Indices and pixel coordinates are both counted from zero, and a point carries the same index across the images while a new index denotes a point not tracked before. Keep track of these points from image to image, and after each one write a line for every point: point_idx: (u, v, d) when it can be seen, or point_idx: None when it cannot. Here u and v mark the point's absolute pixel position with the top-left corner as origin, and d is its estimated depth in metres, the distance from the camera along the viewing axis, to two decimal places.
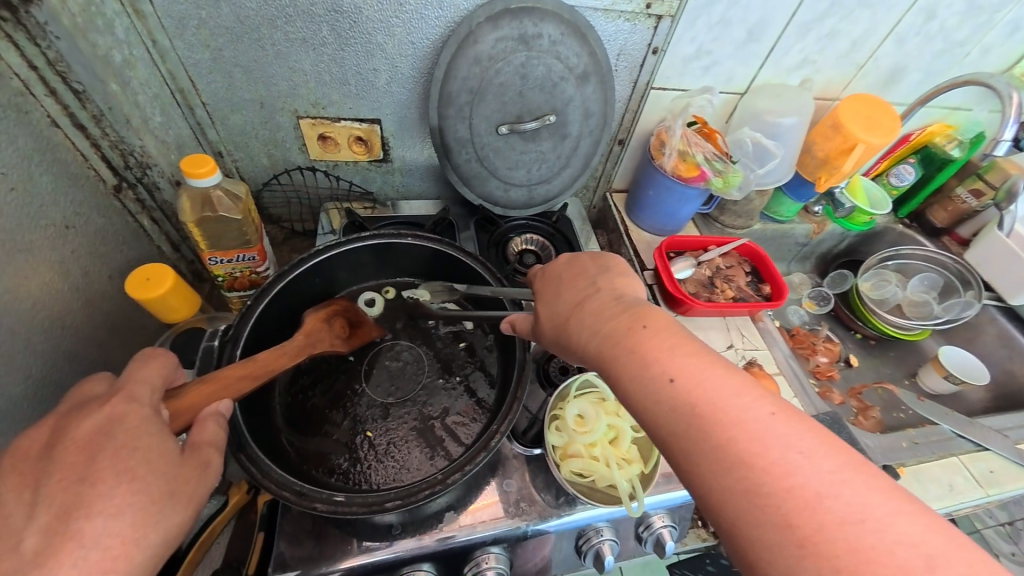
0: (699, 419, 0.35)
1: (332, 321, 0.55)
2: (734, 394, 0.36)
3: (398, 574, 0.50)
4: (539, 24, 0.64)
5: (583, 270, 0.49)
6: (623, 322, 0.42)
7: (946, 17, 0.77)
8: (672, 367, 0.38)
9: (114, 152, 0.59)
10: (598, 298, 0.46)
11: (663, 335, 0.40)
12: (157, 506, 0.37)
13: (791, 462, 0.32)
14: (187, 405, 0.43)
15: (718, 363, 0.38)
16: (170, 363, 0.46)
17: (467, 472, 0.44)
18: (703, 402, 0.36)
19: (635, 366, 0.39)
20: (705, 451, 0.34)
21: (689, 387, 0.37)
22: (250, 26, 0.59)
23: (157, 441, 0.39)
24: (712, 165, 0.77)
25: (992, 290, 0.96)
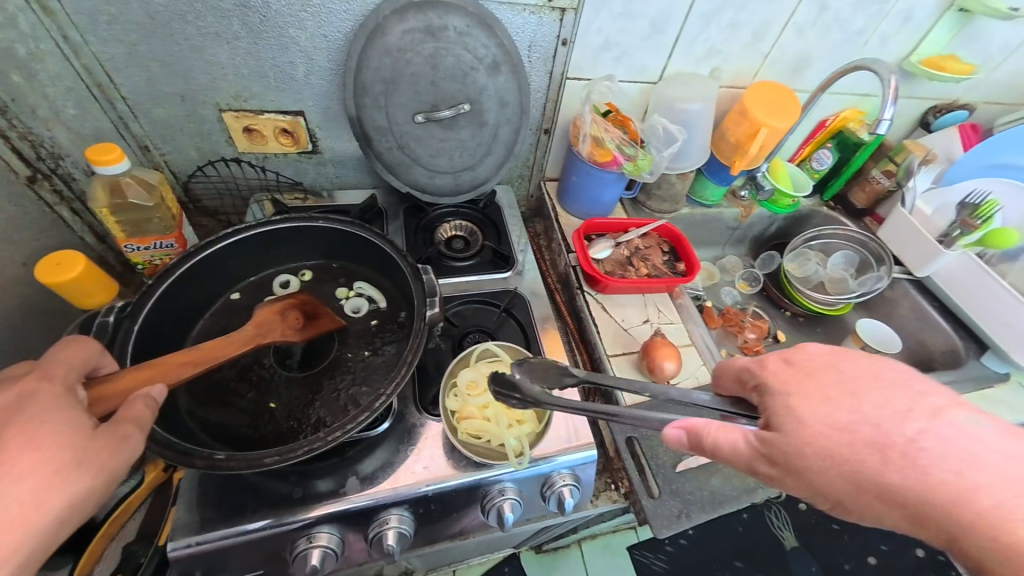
0: (953, 500, 0.35)
1: (286, 314, 0.58)
2: (989, 468, 0.36)
3: (300, 538, 0.52)
4: (443, 17, 0.67)
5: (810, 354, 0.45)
6: (794, 393, 0.42)
7: (840, 8, 0.83)
8: (896, 437, 0.38)
9: (24, 143, 0.62)
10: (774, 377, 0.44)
11: (856, 411, 0.40)
12: (62, 474, 0.36)
13: None
14: (115, 390, 0.43)
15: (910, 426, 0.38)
16: (94, 349, 0.44)
17: (348, 432, 0.46)
18: (952, 475, 0.36)
19: (891, 457, 0.37)
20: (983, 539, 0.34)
21: (951, 464, 0.36)
22: (161, 21, 0.61)
23: (68, 415, 0.38)
24: (623, 150, 0.81)
25: (903, 264, 1.01)
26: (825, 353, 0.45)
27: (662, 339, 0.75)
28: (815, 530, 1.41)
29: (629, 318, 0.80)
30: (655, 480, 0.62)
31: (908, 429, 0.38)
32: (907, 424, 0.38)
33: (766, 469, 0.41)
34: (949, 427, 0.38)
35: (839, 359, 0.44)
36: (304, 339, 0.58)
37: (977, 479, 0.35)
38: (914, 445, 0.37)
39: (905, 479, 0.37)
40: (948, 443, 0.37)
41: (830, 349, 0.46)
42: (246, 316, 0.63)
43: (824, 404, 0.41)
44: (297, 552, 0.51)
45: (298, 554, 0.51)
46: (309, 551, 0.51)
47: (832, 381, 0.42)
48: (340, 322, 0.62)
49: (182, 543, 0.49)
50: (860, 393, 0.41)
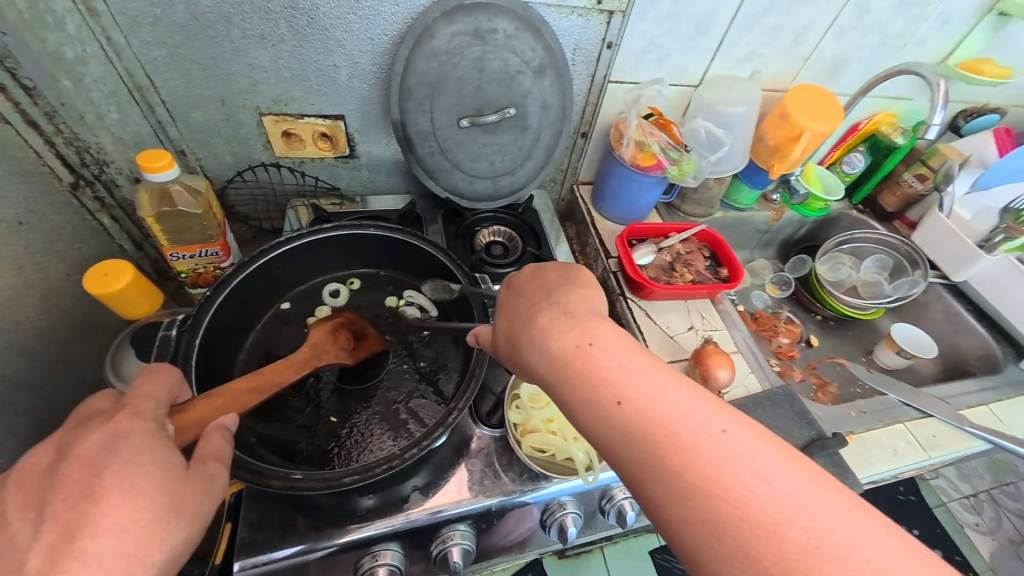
0: (653, 441, 0.34)
1: (338, 333, 0.56)
2: (623, 379, 0.37)
3: (364, 555, 0.51)
4: (492, 19, 0.66)
5: (546, 282, 0.47)
6: (579, 334, 0.39)
7: (882, 11, 0.82)
8: (623, 389, 0.36)
9: (70, 150, 0.60)
10: (552, 312, 0.42)
11: (637, 366, 0.37)
12: (161, 524, 0.34)
13: (682, 419, 0.34)
14: (194, 420, 0.42)
15: (676, 381, 0.37)
16: (172, 378, 0.43)
17: (424, 448, 0.45)
18: (651, 417, 0.35)
19: (609, 408, 0.36)
20: (660, 486, 0.33)
21: (664, 410, 0.35)
22: (206, 24, 0.59)
23: (162, 456, 0.37)
24: (667, 154, 0.81)
25: (939, 269, 1.01)
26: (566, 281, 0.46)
27: (712, 347, 0.73)
28: None
29: (673, 325, 0.79)
30: None
31: (618, 369, 0.37)
32: (654, 383, 0.36)
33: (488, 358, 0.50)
34: (614, 344, 0.39)
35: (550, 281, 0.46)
36: (356, 360, 0.56)
37: (682, 424, 0.34)
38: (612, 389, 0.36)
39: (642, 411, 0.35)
40: (660, 395, 0.35)
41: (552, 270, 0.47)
42: (294, 326, 0.61)
43: (576, 325, 0.40)
44: (362, 570, 0.50)
45: (364, 572, 0.50)
46: (375, 570, 0.50)
47: (537, 309, 0.43)
48: (384, 342, 0.59)
49: (249, 564, 0.47)
50: (609, 332, 0.40)
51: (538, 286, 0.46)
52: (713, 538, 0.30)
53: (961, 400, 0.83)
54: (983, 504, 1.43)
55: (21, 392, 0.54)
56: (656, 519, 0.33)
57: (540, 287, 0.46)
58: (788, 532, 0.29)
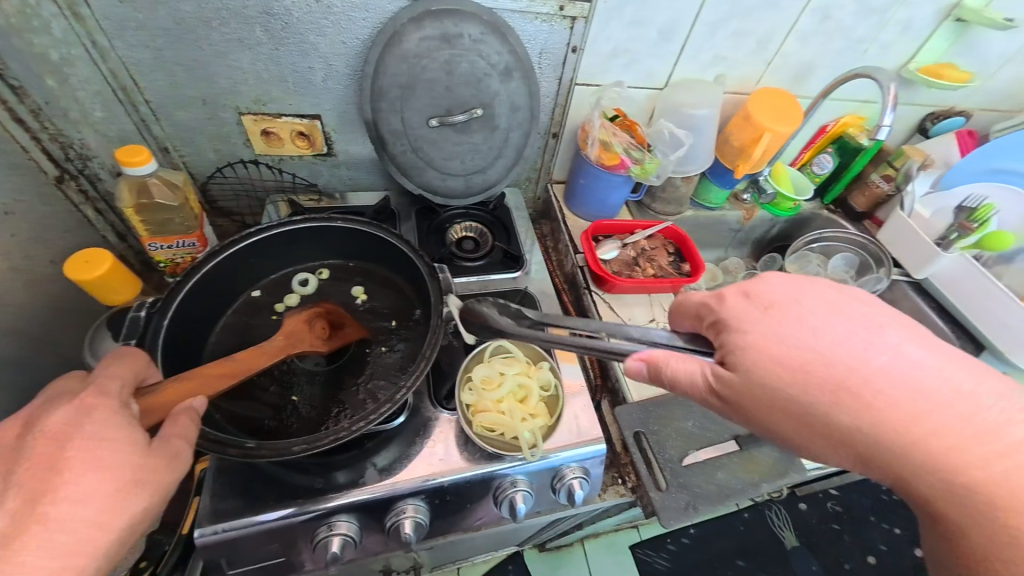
0: (935, 459, 0.40)
1: (313, 322, 0.60)
2: (913, 395, 0.40)
3: (319, 526, 0.54)
4: (459, 25, 0.70)
5: (775, 282, 0.47)
6: (853, 353, 0.42)
7: (842, 17, 0.85)
8: (919, 406, 0.40)
9: (54, 146, 0.65)
10: (794, 313, 0.45)
11: (892, 360, 0.41)
12: (123, 493, 0.38)
13: (971, 444, 0.39)
14: (162, 403, 0.45)
15: (947, 402, 0.40)
16: (141, 362, 0.46)
17: (370, 422, 0.48)
18: (915, 408, 0.40)
19: (841, 396, 0.41)
20: (914, 458, 0.40)
21: (926, 432, 0.40)
22: (187, 28, 0.63)
23: (128, 432, 0.40)
24: (631, 154, 0.84)
25: (903, 267, 1.04)
26: (787, 281, 0.47)
27: None
28: (818, 529, 1.43)
29: (636, 318, 0.82)
30: (663, 474, 0.64)
31: (861, 363, 0.41)
32: (933, 375, 0.41)
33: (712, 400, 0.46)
34: (896, 360, 0.41)
35: (799, 288, 0.47)
36: (330, 349, 0.60)
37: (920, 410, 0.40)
38: (863, 379, 0.41)
39: (895, 427, 0.40)
40: (924, 383, 0.40)
41: (787, 279, 0.48)
42: (267, 313, 0.65)
43: (829, 341, 0.43)
44: (318, 539, 0.53)
45: (319, 541, 0.53)
46: (330, 538, 0.53)
47: (787, 313, 0.45)
48: (364, 331, 0.63)
49: (209, 530, 0.51)
50: (839, 326, 0.43)
51: (782, 291, 0.47)
52: (979, 506, 0.39)
53: None
54: None
55: (6, 370, 0.58)
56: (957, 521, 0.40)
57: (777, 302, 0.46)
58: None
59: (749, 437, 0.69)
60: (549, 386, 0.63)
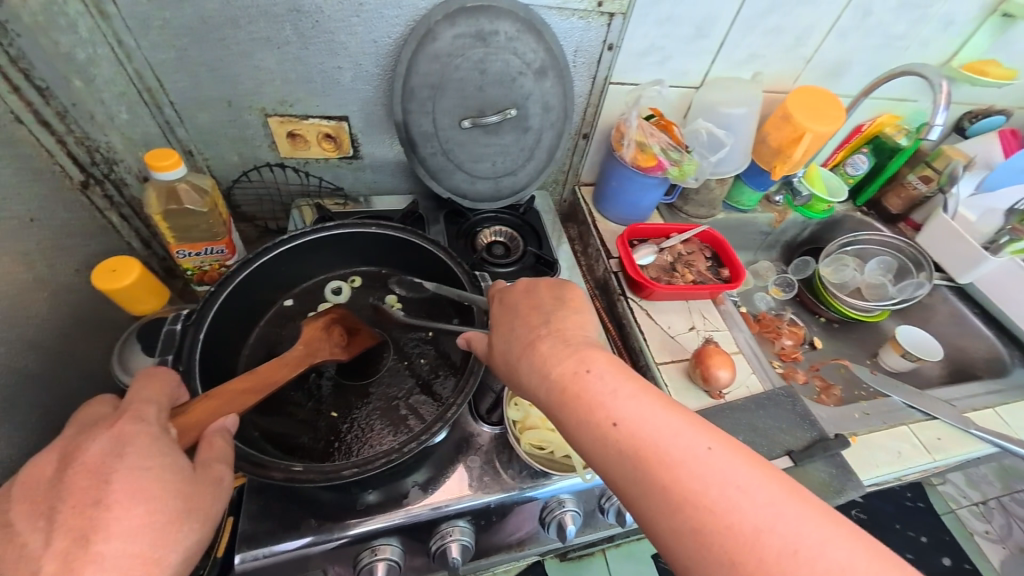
0: (636, 463, 0.37)
1: (331, 328, 0.56)
2: (607, 397, 0.40)
3: (363, 550, 0.51)
4: (493, 22, 0.67)
5: (538, 303, 0.49)
6: (569, 360, 0.42)
7: (883, 13, 0.82)
8: (615, 412, 0.39)
9: (80, 149, 0.61)
10: (550, 341, 0.45)
11: (648, 403, 0.39)
12: (176, 524, 0.36)
13: (658, 441, 0.37)
14: (193, 421, 0.42)
15: (661, 402, 0.39)
16: (171, 382, 0.43)
17: (424, 443, 0.45)
18: (639, 436, 0.37)
19: (592, 430, 0.39)
20: (642, 495, 0.37)
21: (648, 433, 0.37)
22: (214, 27, 0.61)
23: (170, 460, 0.38)
24: (668, 155, 0.81)
25: (944, 271, 1.01)
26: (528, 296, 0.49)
27: (714, 347, 0.73)
28: None
29: (674, 324, 0.79)
30: None
31: (569, 362, 0.42)
32: (653, 414, 0.38)
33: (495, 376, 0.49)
34: (596, 364, 0.42)
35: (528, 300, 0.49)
36: (351, 356, 0.57)
37: (658, 443, 0.37)
38: (574, 379, 0.41)
39: (577, 423, 0.40)
40: (658, 423, 0.38)
41: (537, 295, 0.49)
42: (298, 323, 0.62)
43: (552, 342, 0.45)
44: (361, 565, 0.51)
45: (363, 567, 0.50)
46: (375, 564, 0.50)
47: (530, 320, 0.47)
48: (378, 335, 0.60)
49: (249, 556, 0.48)
50: (613, 362, 0.42)
51: (520, 301, 0.49)
52: (675, 540, 0.35)
53: (965, 402, 0.82)
54: (993, 511, 1.41)
55: (30, 384, 0.56)
56: (658, 534, 0.36)
57: (535, 307, 0.49)
58: (710, 505, 0.34)
59: (801, 452, 0.65)
60: None
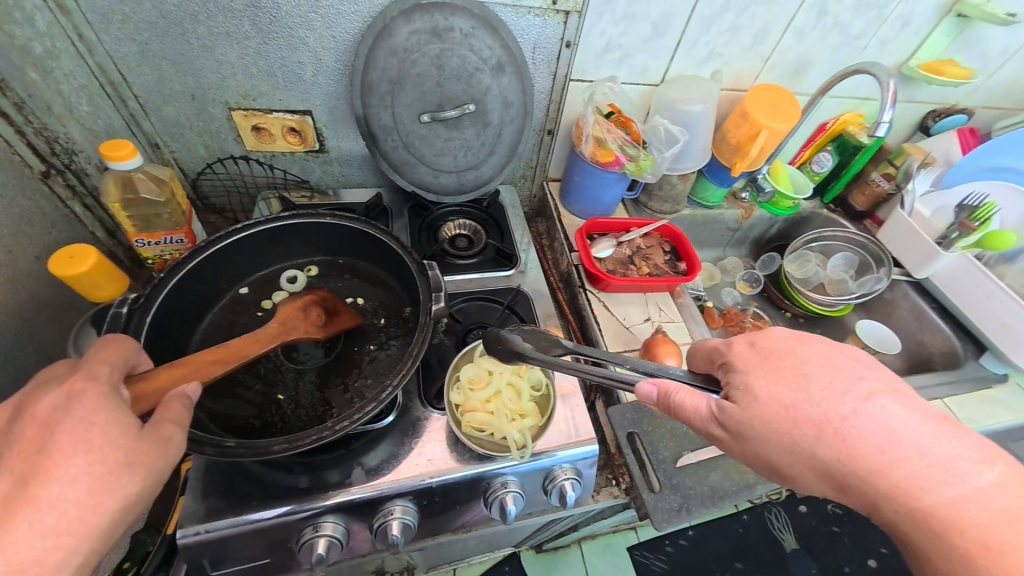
0: (943, 510, 0.40)
1: (307, 311, 0.59)
2: (864, 434, 0.42)
3: (305, 526, 0.53)
4: (449, 18, 0.69)
5: (780, 345, 0.49)
6: (804, 396, 0.45)
7: (838, 13, 0.84)
8: (866, 443, 0.42)
9: (40, 139, 0.63)
10: (800, 376, 0.46)
11: (882, 411, 0.43)
12: (118, 475, 0.38)
13: (925, 480, 0.41)
14: (152, 389, 0.44)
15: (955, 450, 0.42)
16: (130, 347, 0.45)
17: (356, 421, 0.47)
18: (862, 457, 0.42)
19: (826, 433, 0.43)
20: (900, 505, 0.41)
21: (909, 472, 0.41)
22: (173, 21, 0.62)
23: (117, 415, 0.40)
24: (625, 150, 0.83)
25: (903, 266, 1.02)
26: (790, 336, 0.50)
27: (663, 336, 0.74)
28: (815, 531, 1.42)
29: (630, 316, 0.80)
30: (656, 476, 0.63)
31: (837, 404, 0.44)
32: (911, 455, 0.41)
33: (717, 431, 0.48)
34: (877, 407, 0.43)
35: (800, 343, 0.49)
36: (327, 335, 0.59)
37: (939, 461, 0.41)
38: (836, 417, 0.43)
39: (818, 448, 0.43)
40: (916, 428, 0.42)
41: (792, 335, 0.50)
42: (252, 311, 0.64)
43: (775, 384, 0.46)
44: (303, 541, 0.52)
45: (305, 543, 0.52)
46: (315, 540, 0.52)
47: (787, 360, 0.47)
48: (358, 318, 0.63)
49: (191, 531, 0.50)
50: (833, 371, 0.46)
51: (786, 342, 0.49)
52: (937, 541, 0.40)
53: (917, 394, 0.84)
54: None
55: None
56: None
57: (762, 347, 0.49)
58: None
59: None
60: (541, 386, 0.62)
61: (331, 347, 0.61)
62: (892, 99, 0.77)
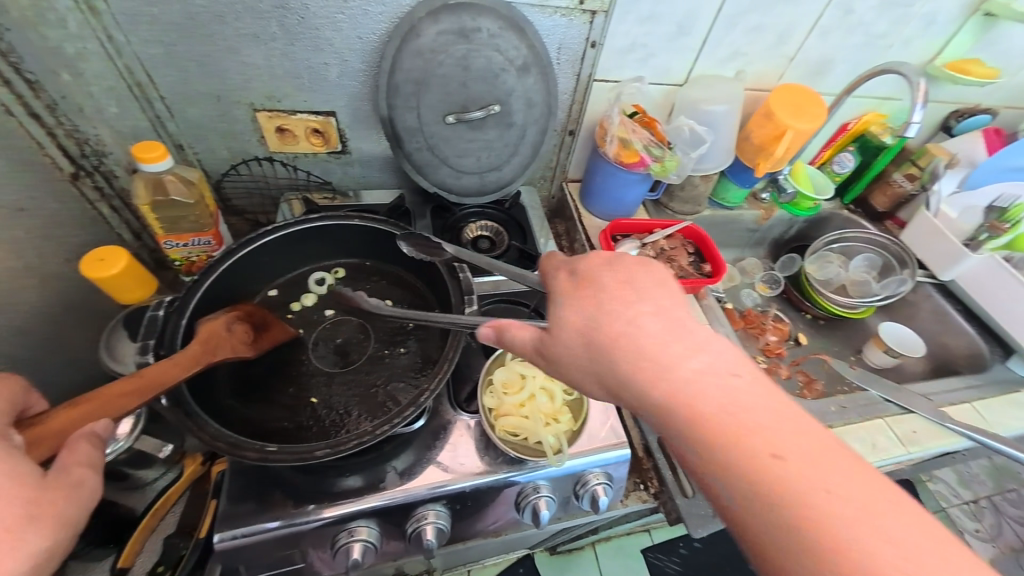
0: (749, 445, 0.34)
1: (235, 327, 0.53)
2: (673, 369, 0.38)
3: (340, 530, 0.52)
4: (476, 19, 0.68)
5: (602, 263, 0.45)
6: (628, 325, 0.41)
7: (864, 12, 0.83)
8: (690, 385, 0.37)
9: (70, 142, 0.64)
10: (612, 300, 0.42)
11: (669, 342, 0.39)
12: (18, 532, 0.34)
13: (729, 411, 0.36)
14: (52, 432, 0.40)
15: (751, 381, 0.37)
16: (16, 389, 0.41)
17: (395, 425, 0.47)
18: (675, 390, 0.37)
19: (642, 368, 0.39)
20: (709, 451, 0.35)
21: (727, 412, 0.36)
22: (200, 23, 0.62)
23: (14, 465, 0.36)
24: (650, 151, 0.82)
25: (927, 268, 1.02)
26: (593, 259, 0.46)
27: None
28: None
29: None
30: (688, 480, 0.63)
31: (638, 334, 0.40)
32: (723, 383, 0.37)
33: (539, 363, 0.46)
34: (678, 335, 0.40)
35: (609, 266, 0.45)
36: (258, 353, 0.55)
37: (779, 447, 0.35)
38: (643, 345, 0.39)
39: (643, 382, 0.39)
40: (700, 361, 0.38)
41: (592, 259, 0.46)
42: (282, 314, 0.63)
43: (591, 313, 0.42)
44: (338, 545, 0.52)
45: (340, 547, 0.52)
46: (351, 545, 0.52)
47: (597, 284, 0.44)
48: (291, 330, 0.60)
49: (228, 535, 0.50)
50: (635, 294, 0.42)
51: (589, 265, 0.46)
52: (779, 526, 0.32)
53: (945, 397, 0.83)
54: (981, 510, 1.41)
55: (17, 371, 0.57)
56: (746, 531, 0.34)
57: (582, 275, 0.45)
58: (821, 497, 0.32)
59: None
60: (573, 391, 0.62)
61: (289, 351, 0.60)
62: (923, 92, 0.76)
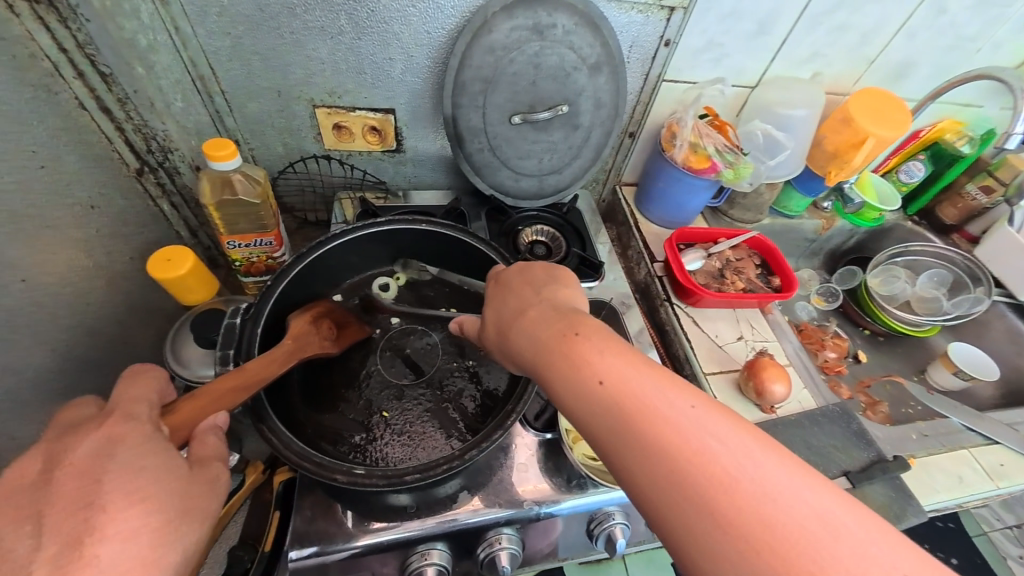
0: (651, 433, 0.34)
1: (319, 323, 0.54)
2: (585, 362, 0.38)
3: (411, 552, 0.50)
4: (552, 14, 0.64)
5: (533, 279, 0.49)
6: (554, 329, 0.41)
7: (958, 12, 0.78)
8: (601, 370, 0.37)
9: (137, 136, 0.61)
10: (540, 308, 0.44)
11: (583, 340, 0.39)
12: (175, 525, 0.37)
13: (640, 399, 0.35)
14: (184, 421, 0.42)
15: (655, 371, 0.37)
16: (159, 379, 0.44)
17: (484, 450, 0.44)
18: (585, 382, 0.37)
19: (556, 360, 0.39)
20: (627, 442, 0.34)
21: (637, 396, 0.35)
22: (270, 15, 0.59)
23: (164, 459, 0.39)
24: (723, 157, 0.78)
25: (1005, 287, 0.96)
26: (522, 269, 0.50)
27: (767, 358, 0.70)
28: None
29: (723, 333, 0.76)
30: None
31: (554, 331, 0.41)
32: (639, 373, 0.36)
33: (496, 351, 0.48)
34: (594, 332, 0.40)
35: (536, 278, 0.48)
36: (340, 349, 0.56)
37: (714, 450, 0.32)
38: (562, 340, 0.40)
39: (560, 382, 0.38)
40: (611, 355, 0.38)
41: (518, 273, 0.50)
42: None
43: (525, 320, 0.44)
44: (410, 569, 0.50)
45: (413, 571, 0.50)
46: (424, 569, 0.49)
47: (525, 291, 0.47)
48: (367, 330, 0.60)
49: (303, 553, 0.48)
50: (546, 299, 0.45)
51: (516, 276, 0.49)
52: (721, 541, 0.30)
53: None
54: None
55: (85, 373, 0.56)
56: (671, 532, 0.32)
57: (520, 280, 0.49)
58: (728, 469, 0.31)
59: (859, 474, 0.62)
60: None
61: (353, 356, 0.58)
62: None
